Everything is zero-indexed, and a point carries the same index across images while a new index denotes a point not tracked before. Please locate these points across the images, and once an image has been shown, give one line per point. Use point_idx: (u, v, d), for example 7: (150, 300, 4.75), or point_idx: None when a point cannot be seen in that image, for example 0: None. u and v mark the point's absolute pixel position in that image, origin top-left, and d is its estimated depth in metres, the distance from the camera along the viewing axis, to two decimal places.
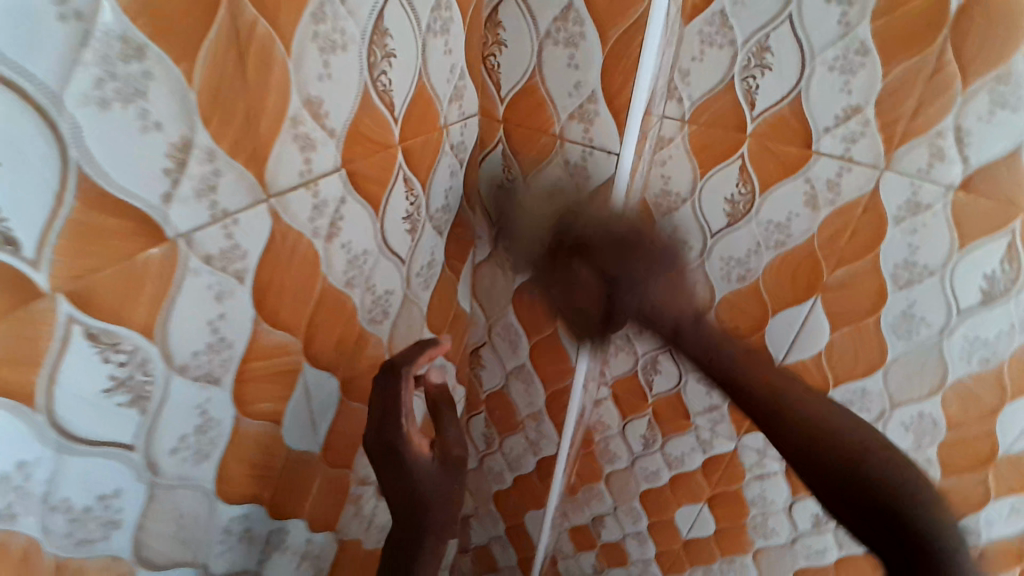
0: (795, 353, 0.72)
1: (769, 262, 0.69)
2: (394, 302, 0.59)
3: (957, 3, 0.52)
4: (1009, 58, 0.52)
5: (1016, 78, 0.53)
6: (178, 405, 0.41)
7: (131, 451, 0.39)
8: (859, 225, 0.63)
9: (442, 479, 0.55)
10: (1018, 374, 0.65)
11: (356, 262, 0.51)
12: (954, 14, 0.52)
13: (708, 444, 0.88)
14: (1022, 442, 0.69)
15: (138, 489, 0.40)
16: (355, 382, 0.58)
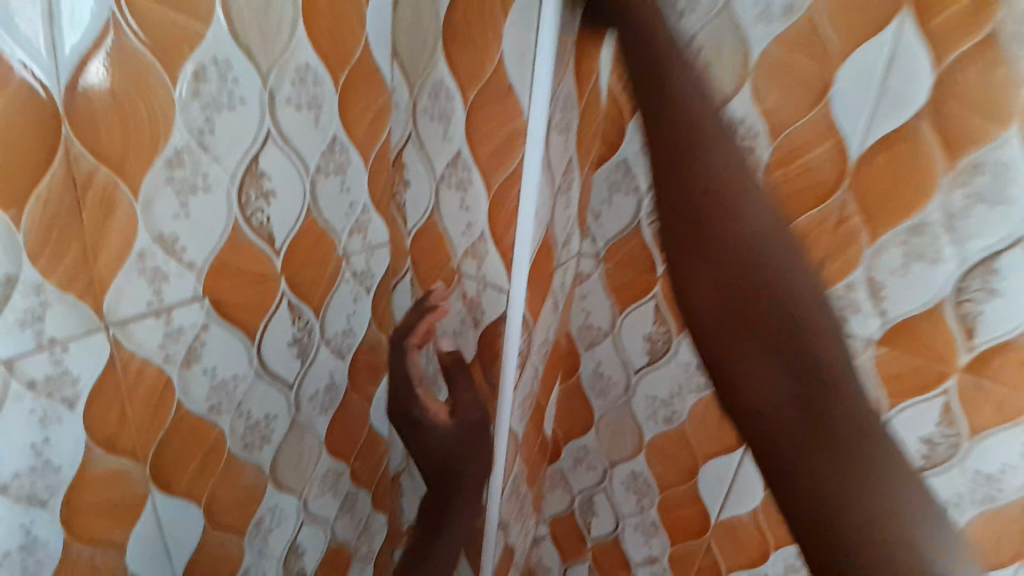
0: (728, 510, 0.67)
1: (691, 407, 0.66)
2: (283, 425, 0.58)
3: (857, 154, 0.50)
4: (920, 208, 0.49)
5: (931, 230, 0.49)
6: None
7: None
8: (836, 340, 0.54)
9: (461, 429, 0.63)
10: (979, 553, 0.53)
11: (223, 387, 0.50)
12: (854, 162, 0.50)
13: None
14: None
15: None
16: (222, 509, 0.55)
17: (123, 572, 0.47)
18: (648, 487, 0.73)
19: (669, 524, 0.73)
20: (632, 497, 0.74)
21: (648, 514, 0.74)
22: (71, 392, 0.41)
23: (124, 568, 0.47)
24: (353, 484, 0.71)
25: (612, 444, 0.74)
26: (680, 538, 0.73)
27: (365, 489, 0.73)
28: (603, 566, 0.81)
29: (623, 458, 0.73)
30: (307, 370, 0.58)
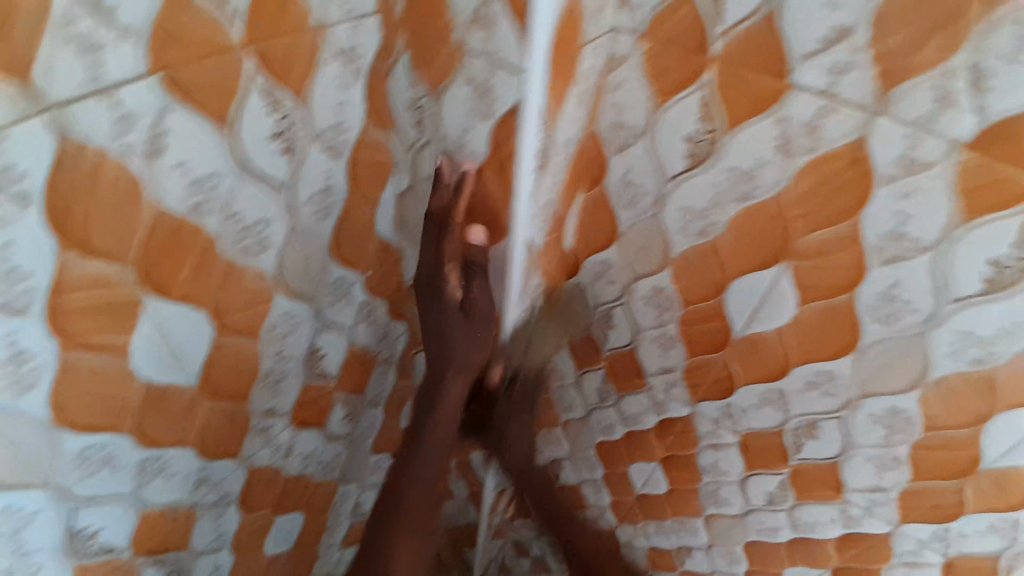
0: (756, 325, 0.65)
1: (733, 220, 0.59)
2: (280, 232, 0.54)
3: None
4: None
5: None
6: None
7: None
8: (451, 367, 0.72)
9: (466, 324, 0.69)
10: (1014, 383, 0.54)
11: (204, 186, 0.45)
12: None
13: (663, 407, 0.81)
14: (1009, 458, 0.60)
15: None
16: (232, 315, 0.54)
17: (130, 375, 0.48)
18: (670, 302, 0.70)
19: (687, 340, 0.71)
20: (653, 311, 0.72)
21: (667, 327, 0.72)
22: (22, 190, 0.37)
23: (130, 372, 0.48)
24: (367, 293, 0.70)
25: (637, 258, 0.69)
26: (696, 352, 0.72)
27: (380, 300, 0.73)
28: (617, 373, 0.82)
29: (648, 272, 0.69)
30: (297, 171, 0.52)
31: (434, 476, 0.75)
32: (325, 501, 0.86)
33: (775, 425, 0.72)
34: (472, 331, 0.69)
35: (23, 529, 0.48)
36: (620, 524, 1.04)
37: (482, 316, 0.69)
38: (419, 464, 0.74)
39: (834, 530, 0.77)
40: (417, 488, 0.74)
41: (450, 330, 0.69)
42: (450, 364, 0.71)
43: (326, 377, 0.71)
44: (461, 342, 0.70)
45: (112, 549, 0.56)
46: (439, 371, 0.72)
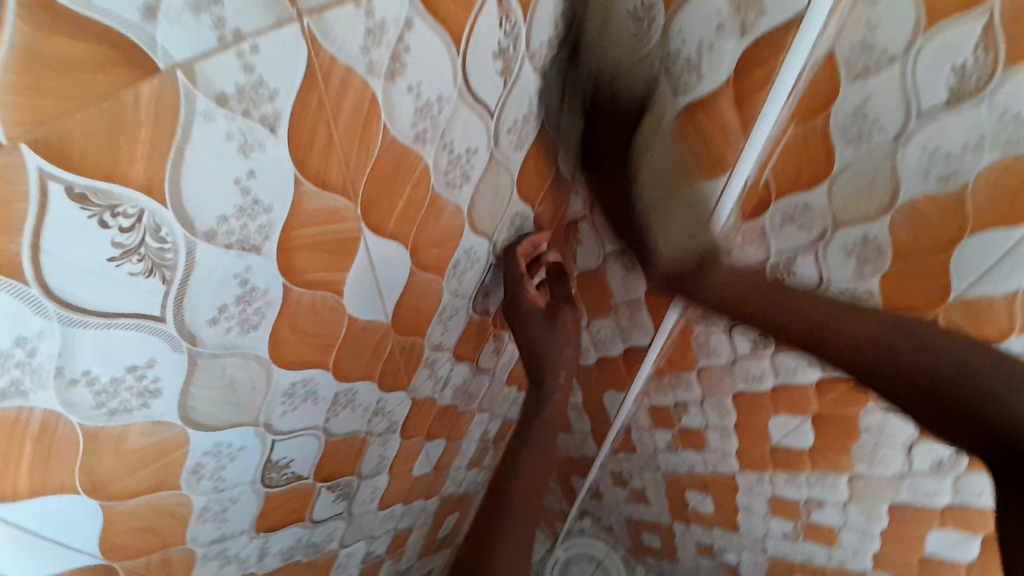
0: (986, 286, 0.50)
1: (983, 171, 0.46)
2: (479, 164, 0.50)
3: None
4: None
5: None
6: (212, 275, 0.35)
7: (162, 322, 0.34)
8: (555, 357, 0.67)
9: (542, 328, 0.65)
10: None
11: (429, 113, 0.41)
12: None
13: (830, 362, 0.73)
14: None
15: (168, 370, 0.36)
16: (428, 251, 0.52)
17: (342, 312, 0.47)
18: (879, 254, 0.55)
19: None
20: None
21: None
22: (269, 114, 0.32)
23: (343, 309, 0.47)
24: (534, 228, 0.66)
25: (848, 201, 0.54)
26: None
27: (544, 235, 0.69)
28: None
29: (857, 219, 0.55)
30: (507, 96, 0.47)
31: (540, 473, 0.71)
32: (460, 431, 0.86)
33: None
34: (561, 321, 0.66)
35: (225, 468, 0.46)
36: (743, 471, 0.99)
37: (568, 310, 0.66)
38: (532, 450, 0.70)
39: None
40: (525, 479, 0.70)
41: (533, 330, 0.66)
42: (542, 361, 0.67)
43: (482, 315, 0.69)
44: (541, 340, 0.66)
45: (299, 479, 0.56)
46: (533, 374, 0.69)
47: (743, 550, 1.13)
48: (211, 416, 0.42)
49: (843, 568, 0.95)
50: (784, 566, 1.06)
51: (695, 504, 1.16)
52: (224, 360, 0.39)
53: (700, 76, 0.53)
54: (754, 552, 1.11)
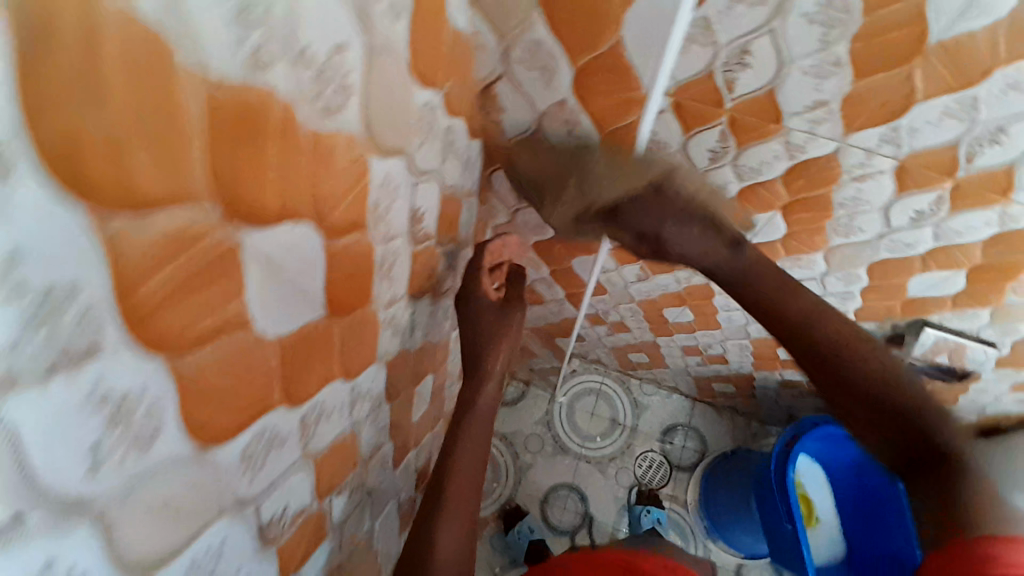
0: (968, 21, 0.47)
1: None
2: (360, 61, 0.34)
3: None
4: None
5: None
6: (49, 425, 0.22)
7: (23, 519, 0.22)
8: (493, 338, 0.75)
9: (493, 314, 0.75)
10: None
11: (256, 17, 0.26)
12: None
13: (797, 149, 0.67)
14: None
15: (73, 553, 0.25)
16: (338, 210, 0.38)
17: (264, 338, 0.34)
18: (845, 14, 0.50)
19: (859, 61, 0.54)
20: (815, 31, 0.52)
21: (830, 52, 0.54)
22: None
23: (260, 336, 0.34)
24: (449, 117, 0.51)
25: None
26: (866, 74, 0.55)
27: (459, 119, 0.54)
28: (740, 124, 0.65)
29: None
30: None
31: (474, 458, 0.71)
32: (440, 356, 0.80)
33: (954, 138, 0.59)
34: (504, 321, 0.75)
35: (218, 566, 0.37)
36: None
37: (517, 309, 0.75)
38: (468, 440, 0.72)
39: (985, 235, 0.71)
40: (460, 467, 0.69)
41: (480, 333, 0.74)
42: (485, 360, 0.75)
43: (458, 244, 0.69)
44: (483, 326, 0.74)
45: (302, 510, 0.48)
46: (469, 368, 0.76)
47: (727, 342, 1.19)
48: (163, 547, 0.31)
49: None
50: (768, 342, 1.12)
51: (675, 318, 1.18)
52: (138, 489, 0.28)
53: None
54: (738, 340, 1.16)
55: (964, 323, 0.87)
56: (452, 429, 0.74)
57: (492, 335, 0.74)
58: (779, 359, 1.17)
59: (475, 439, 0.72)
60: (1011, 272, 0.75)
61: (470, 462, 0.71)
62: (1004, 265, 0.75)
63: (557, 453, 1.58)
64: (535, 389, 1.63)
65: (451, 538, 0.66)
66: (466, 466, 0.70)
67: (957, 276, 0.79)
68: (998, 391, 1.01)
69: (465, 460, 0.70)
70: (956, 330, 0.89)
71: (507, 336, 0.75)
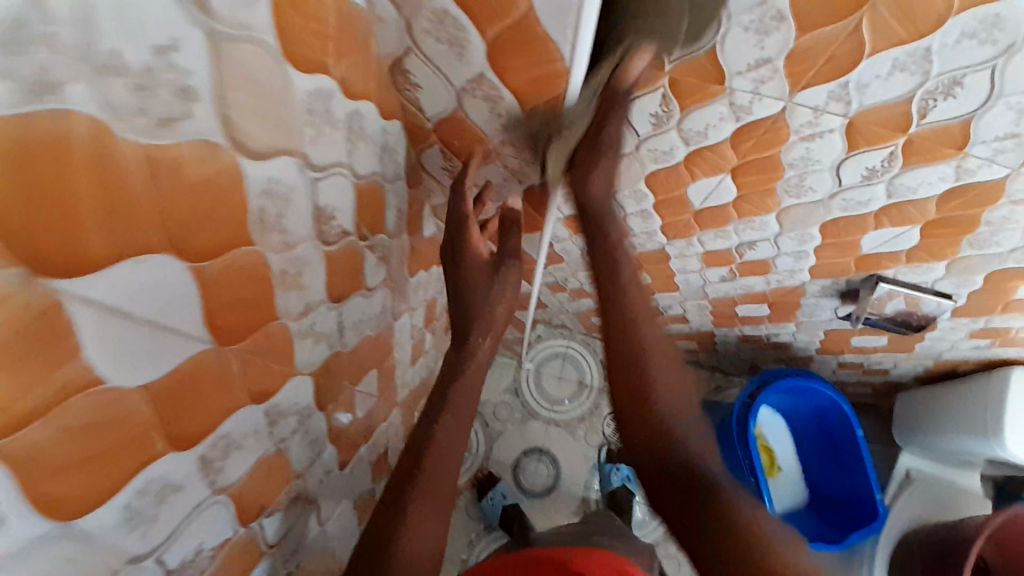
0: None
1: None
2: (201, 60, 0.29)
3: None
4: None
5: None
6: None
7: None
8: (486, 300, 0.70)
9: (483, 273, 0.70)
10: None
11: (20, 32, 0.20)
12: None
13: (742, 111, 0.63)
14: None
15: None
16: (206, 230, 0.33)
17: (124, 394, 0.30)
18: None
19: None
20: None
21: None
22: None
23: (118, 392, 0.30)
24: (350, 102, 0.45)
25: None
26: (810, 29, 0.50)
27: (366, 101, 0.47)
28: (682, 85, 0.60)
29: None
30: None
31: (457, 429, 0.66)
32: (384, 347, 0.76)
33: (907, 94, 0.55)
34: (494, 282, 0.70)
35: None
36: (672, 242, 0.95)
37: (508, 268, 0.70)
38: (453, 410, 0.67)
39: (938, 189, 0.68)
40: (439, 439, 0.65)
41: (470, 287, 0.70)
42: (478, 318, 0.70)
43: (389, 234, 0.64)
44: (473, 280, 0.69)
45: (224, 542, 0.46)
46: (463, 327, 0.71)
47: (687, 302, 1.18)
48: None
49: (779, 286, 1.00)
50: (727, 301, 1.11)
51: (634, 282, 1.15)
52: None
53: None
54: (697, 300, 1.15)
55: (916, 276, 0.86)
56: (436, 404, 0.68)
57: (481, 295, 0.69)
58: (738, 316, 1.17)
59: (464, 408, 0.68)
60: (961, 225, 0.74)
61: (450, 430, 0.66)
62: (955, 220, 0.73)
63: (527, 418, 1.58)
64: (501, 357, 1.61)
65: (423, 525, 0.61)
66: (447, 436, 0.65)
67: (910, 231, 0.77)
68: (953, 339, 1.01)
69: (447, 430, 0.66)
70: (910, 283, 0.88)
71: (501, 297, 0.70)
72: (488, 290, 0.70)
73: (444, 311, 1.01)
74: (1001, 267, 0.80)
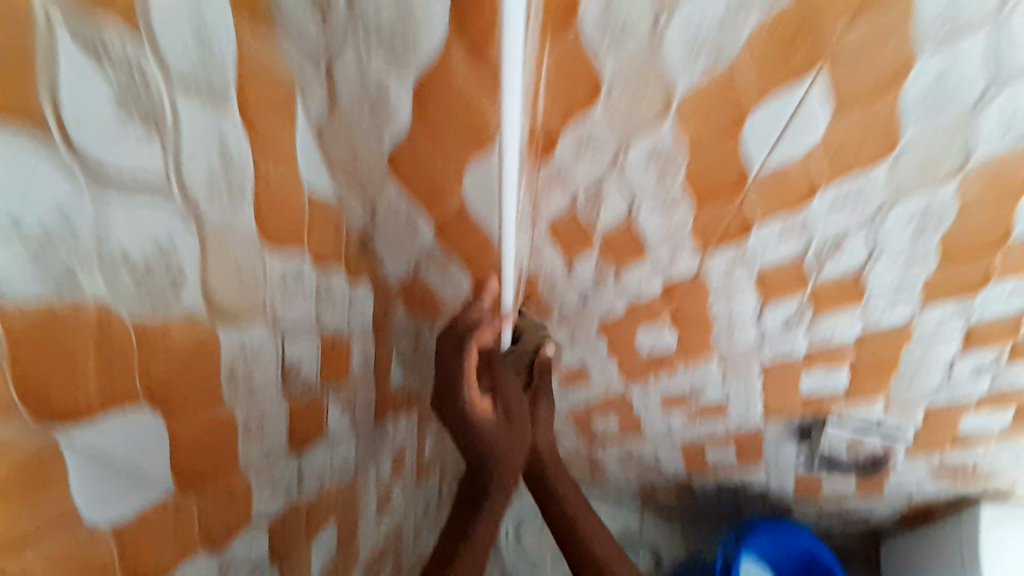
0: (780, 155, 0.54)
1: (744, 49, 0.45)
2: (191, 254, 0.36)
3: None
4: None
5: None
6: None
7: None
8: (507, 452, 0.74)
9: (498, 431, 0.72)
10: None
11: (50, 239, 0.27)
12: None
13: (667, 270, 0.73)
14: None
15: None
16: (181, 383, 0.37)
17: (94, 528, 0.33)
18: (673, 160, 0.57)
19: (695, 194, 0.61)
20: (652, 174, 0.59)
21: (670, 189, 0.61)
22: None
23: (90, 526, 0.33)
24: (320, 272, 0.54)
25: (628, 117, 0.53)
26: (707, 204, 0.62)
27: (336, 269, 0.56)
28: (613, 250, 0.71)
29: (642, 133, 0.54)
30: (177, 153, 0.33)
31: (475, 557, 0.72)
32: (347, 498, 0.76)
33: (796, 252, 0.66)
34: (506, 432, 0.74)
35: None
36: (630, 385, 1.01)
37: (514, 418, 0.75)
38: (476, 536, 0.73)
39: (852, 332, 0.76)
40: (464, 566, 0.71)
41: (483, 442, 0.72)
42: (500, 468, 0.73)
43: (354, 382, 0.70)
44: (488, 431, 0.71)
45: None
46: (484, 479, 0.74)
47: (658, 446, 1.19)
48: None
49: (739, 428, 1.04)
50: (694, 444, 1.13)
51: (603, 426, 1.18)
52: None
53: (415, 48, 0.38)
54: (666, 443, 1.17)
55: (861, 414, 0.91)
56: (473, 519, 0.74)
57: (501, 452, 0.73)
58: (708, 460, 1.18)
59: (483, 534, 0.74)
60: (886, 365, 0.80)
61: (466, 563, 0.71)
62: (877, 360, 0.80)
63: None
64: None
65: None
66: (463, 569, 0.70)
67: (840, 371, 0.84)
68: (917, 477, 1.02)
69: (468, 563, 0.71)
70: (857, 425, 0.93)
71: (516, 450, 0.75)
72: (509, 442, 0.74)
73: (412, 460, 1.02)
74: (937, 402, 0.85)
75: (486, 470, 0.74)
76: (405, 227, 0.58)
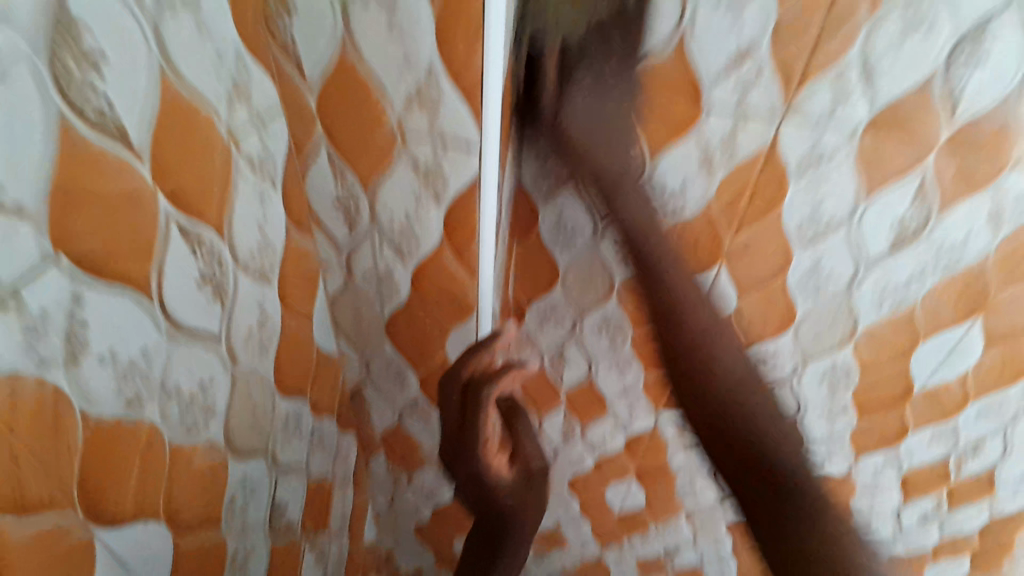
0: (706, 325, 0.66)
1: (666, 241, 0.60)
2: (222, 394, 0.44)
3: None
4: None
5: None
6: None
7: None
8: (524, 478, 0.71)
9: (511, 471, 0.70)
10: (928, 315, 0.63)
11: (136, 371, 0.35)
12: None
13: (627, 426, 0.81)
14: (938, 375, 0.67)
15: None
16: (191, 506, 0.42)
17: None
18: (620, 327, 0.69)
19: (642, 357, 0.72)
20: (604, 339, 0.71)
21: (622, 352, 0.72)
22: None
23: None
24: (315, 419, 0.61)
25: (581, 293, 0.67)
26: (652, 365, 0.72)
27: (327, 418, 0.65)
28: (577, 407, 0.80)
29: (593, 306, 0.67)
30: (230, 315, 0.44)
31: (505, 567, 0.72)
32: None
33: None
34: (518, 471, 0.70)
35: None
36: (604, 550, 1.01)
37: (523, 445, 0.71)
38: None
39: None
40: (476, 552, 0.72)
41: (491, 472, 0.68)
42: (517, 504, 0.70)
43: (331, 534, 0.72)
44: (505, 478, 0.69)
45: None
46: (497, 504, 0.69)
47: None
48: None
49: None
50: None
51: None
52: None
53: (417, 240, 0.51)
54: None
55: None
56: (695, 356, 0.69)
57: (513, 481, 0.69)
58: None
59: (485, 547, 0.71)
60: None
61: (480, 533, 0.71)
62: None
63: None
64: None
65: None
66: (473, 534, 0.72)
67: None
68: None
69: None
70: None
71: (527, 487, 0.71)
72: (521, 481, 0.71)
73: None
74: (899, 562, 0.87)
75: (499, 490, 0.69)
76: (393, 380, 0.67)
